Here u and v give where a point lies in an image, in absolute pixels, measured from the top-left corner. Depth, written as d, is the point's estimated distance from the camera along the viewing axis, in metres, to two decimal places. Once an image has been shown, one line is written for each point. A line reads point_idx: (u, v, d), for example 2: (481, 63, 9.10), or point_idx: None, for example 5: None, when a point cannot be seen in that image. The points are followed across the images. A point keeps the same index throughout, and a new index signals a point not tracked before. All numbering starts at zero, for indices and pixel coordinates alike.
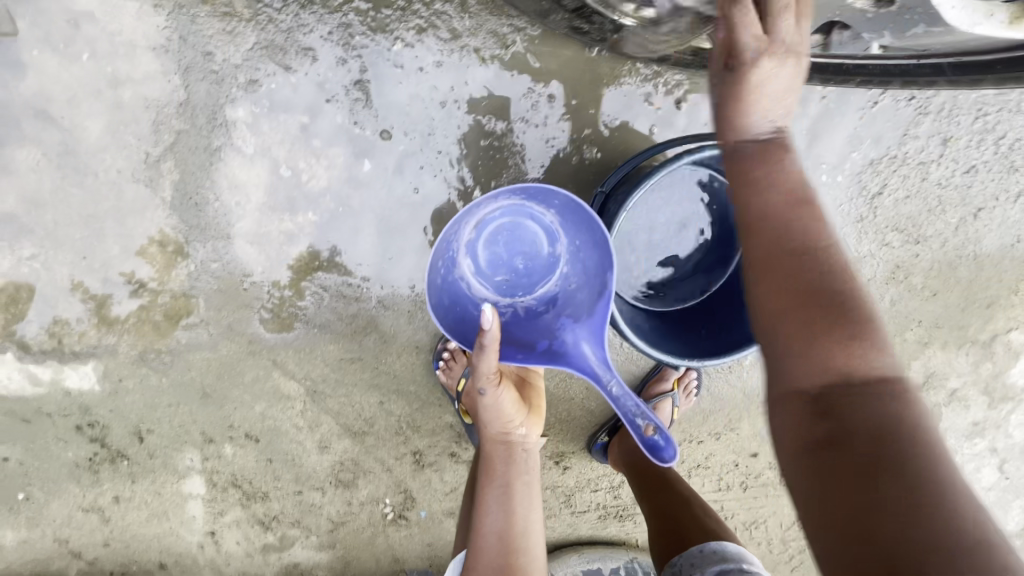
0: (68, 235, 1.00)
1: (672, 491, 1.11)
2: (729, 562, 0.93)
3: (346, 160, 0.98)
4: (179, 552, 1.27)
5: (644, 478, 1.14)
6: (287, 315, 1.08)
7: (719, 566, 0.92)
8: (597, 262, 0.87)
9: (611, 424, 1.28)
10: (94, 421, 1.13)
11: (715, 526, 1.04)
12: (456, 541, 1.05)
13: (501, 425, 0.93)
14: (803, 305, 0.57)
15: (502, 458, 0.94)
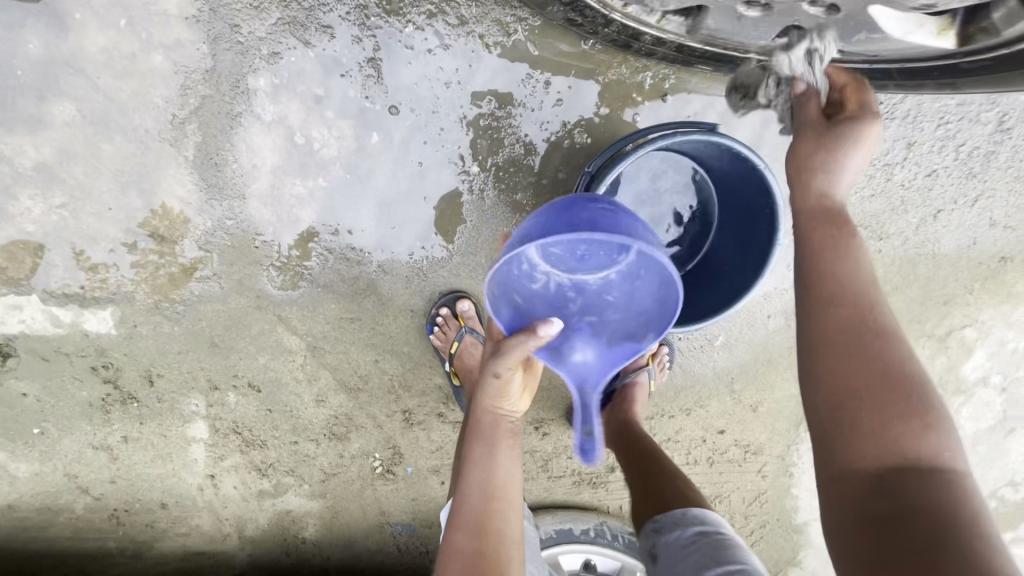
0: (96, 187, 1.08)
1: (658, 460, 1.16)
2: (709, 525, 0.99)
3: (356, 131, 1.07)
4: (180, 493, 1.36)
5: (632, 448, 1.21)
6: (294, 274, 1.17)
7: (699, 527, 0.99)
8: (644, 295, 0.80)
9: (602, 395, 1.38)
10: (109, 363, 1.21)
11: (695, 495, 1.09)
12: (449, 489, 1.13)
13: (495, 397, 0.99)
14: (852, 346, 0.63)
15: (488, 426, 0.99)
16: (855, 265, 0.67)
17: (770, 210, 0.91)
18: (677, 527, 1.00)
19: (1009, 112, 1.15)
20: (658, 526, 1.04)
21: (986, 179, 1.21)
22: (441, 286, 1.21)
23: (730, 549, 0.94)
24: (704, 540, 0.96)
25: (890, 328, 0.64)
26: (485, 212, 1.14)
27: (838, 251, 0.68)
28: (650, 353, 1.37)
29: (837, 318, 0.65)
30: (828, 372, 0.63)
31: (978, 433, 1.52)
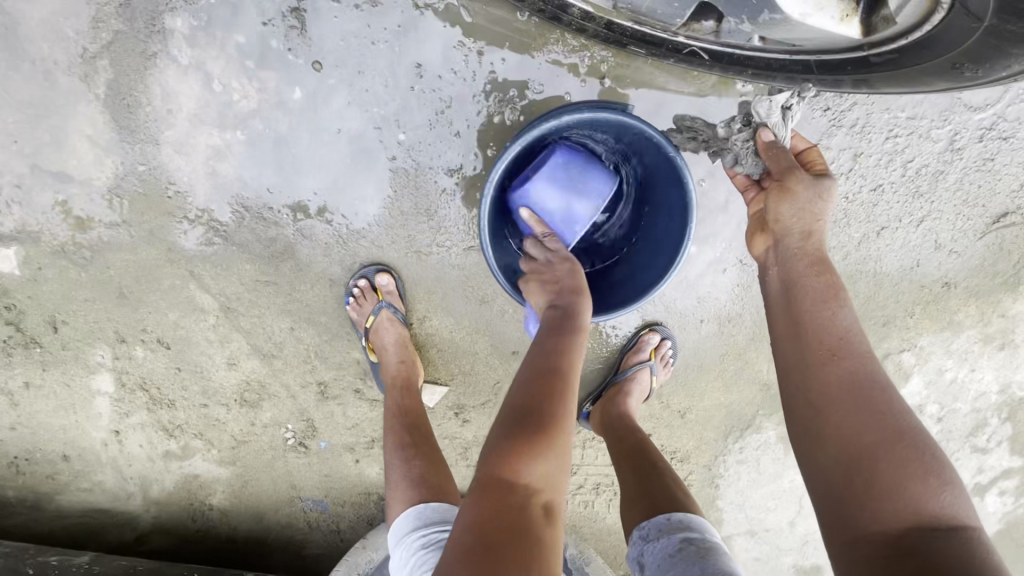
0: (1, 117, 1.03)
1: (653, 461, 1.07)
2: (697, 534, 0.87)
3: (277, 84, 1.02)
4: (83, 446, 1.32)
5: (633, 449, 1.11)
6: (207, 229, 1.12)
7: (685, 536, 0.87)
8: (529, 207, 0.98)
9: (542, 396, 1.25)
10: (12, 304, 1.17)
11: (686, 497, 0.98)
12: (390, 505, 1.00)
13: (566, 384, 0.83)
14: (858, 399, 0.71)
15: (572, 309, 0.90)
16: (846, 321, 0.78)
17: (684, 203, 0.90)
18: (660, 539, 0.89)
19: (960, 130, 1.11)
20: (644, 535, 0.92)
21: (932, 200, 1.17)
22: (362, 257, 1.16)
23: (720, 560, 0.82)
24: (689, 549, 0.85)
25: (881, 382, 0.73)
26: (409, 183, 1.10)
27: (822, 313, 0.79)
28: (636, 350, 1.28)
29: (834, 378, 0.74)
30: (828, 429, 0.71)
31: None
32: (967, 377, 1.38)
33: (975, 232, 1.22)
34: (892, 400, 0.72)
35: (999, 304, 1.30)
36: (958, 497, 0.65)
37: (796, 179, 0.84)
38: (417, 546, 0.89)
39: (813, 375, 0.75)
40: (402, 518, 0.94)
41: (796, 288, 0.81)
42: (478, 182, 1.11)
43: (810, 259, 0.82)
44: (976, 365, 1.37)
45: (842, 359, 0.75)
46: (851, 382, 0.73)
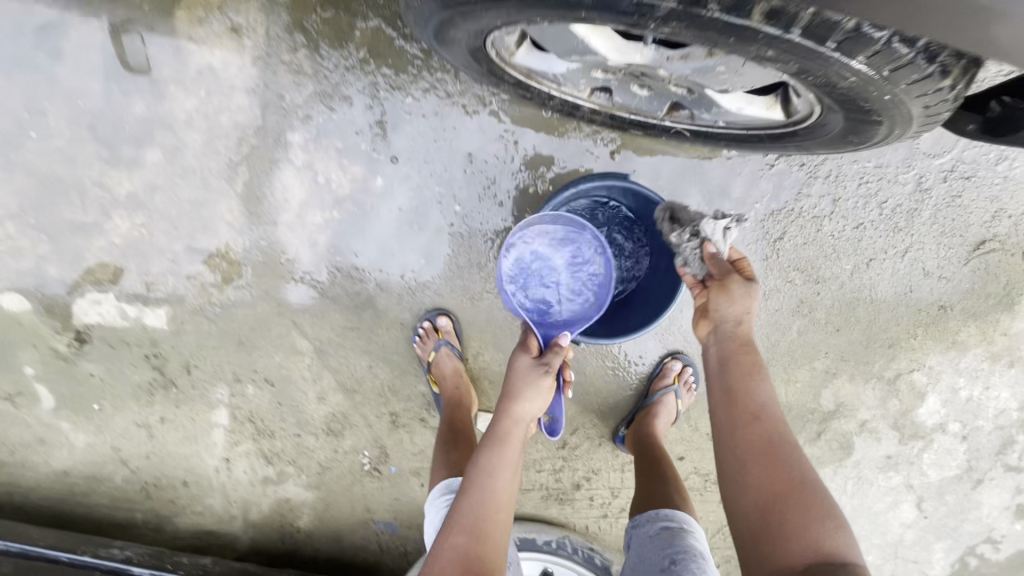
0: (167, 211, 1.40)
1: (659, 469, 1.31)
2: (675, 521, 1.12)
3: (365, 175, 1.35)
4: (200, 472, 1.59)
5: (643, 458, 1.36)
6: (309, 288, 1.43)
7: (664, 523, 1.12)
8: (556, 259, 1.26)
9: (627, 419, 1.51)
10: (159, 353, 1.50)
11: (680, 499, 1.22)
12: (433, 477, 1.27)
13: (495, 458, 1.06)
14: (767, 457, 0.92)
15: (511, 424, 1.09)
16: (761, 389, 0.99)
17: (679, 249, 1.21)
18: (646, 523, 1.14)
19: (925, 174, 1.31)
20: (635, 523, 1.17)
21: (912, 233, 1.35)
22: (427, 304, 1.44)
23: (689, 541, 1.07)
24: (666, 533, 1.10)
25: (785, 441, 0.93)
26: (464, 243, 1.39)
27: (746, 384, 0.99)
28: (660, 376, 1.47)
29: (753, 440, 0.94)
30: (750, 480, 0.91)
31: (944, 482, 1.55)
32: (982, 395, 1.48)
33: (960, 258, 1.37)
34: (797, 456, 0.92)
35: (999, 324, 1.42)
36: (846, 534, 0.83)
37: (732, 282, 1.06)
38: (445, 504, 1.17)
39: (739, 435, 0.96)
40: (438, 484, 1.22)
41: (727, 362, 1.02)
42: None
43: (738, 342, 1.03)
44: (989, 383, 1.47)
45: (756, 423, 0.96)
46: (769, 445, 0.93)
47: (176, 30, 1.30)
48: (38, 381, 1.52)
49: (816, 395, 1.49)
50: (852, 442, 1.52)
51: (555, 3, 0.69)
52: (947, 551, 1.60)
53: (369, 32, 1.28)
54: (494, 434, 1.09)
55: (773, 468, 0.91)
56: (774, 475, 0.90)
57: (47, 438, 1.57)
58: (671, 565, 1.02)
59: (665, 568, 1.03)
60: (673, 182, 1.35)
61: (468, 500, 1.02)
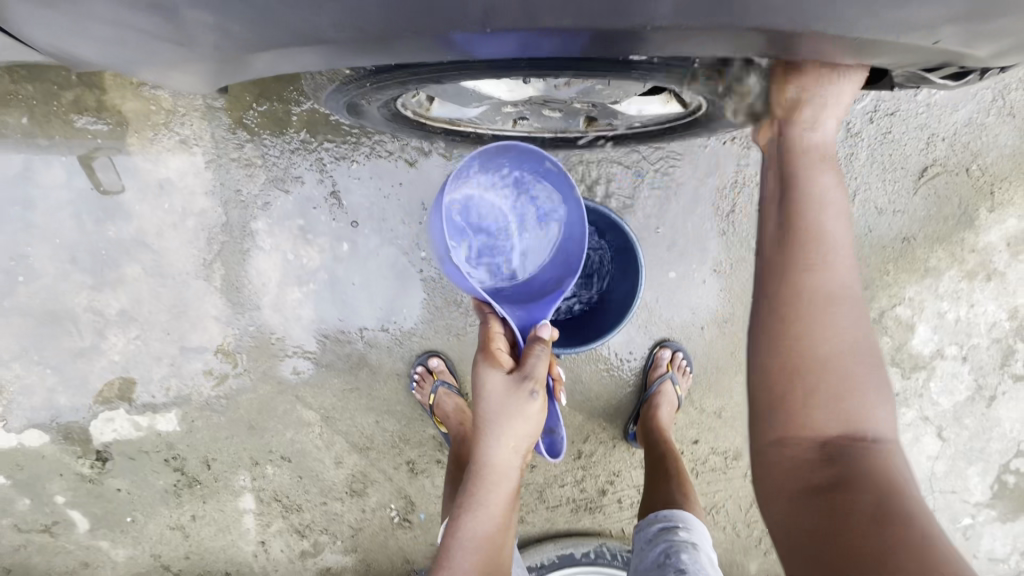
0: (157, 319, 1.47)
1: (662, 471, 1.33)
2: (673, 520, 1.16)
3: (332, 244, 1.43)
4: (239, 561, 1.62)
5: (647, 457, 1.38)
6: (303, 360, 1.49)
7: (661, 523, 1.17)
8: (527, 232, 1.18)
9: (633, 415, 1.54)
10: (177, 454, 1.56)
11: (682, 499, 1.24)
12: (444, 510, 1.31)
13: (498, 479, 1.07)
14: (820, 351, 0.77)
15: (507, 456, 1.05)
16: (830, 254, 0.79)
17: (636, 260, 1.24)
18: (646, 526, 1.19)
19: (849, 120, 1.37)
20: (640, 527, 1.22)
21: (854, 177, 1.40)
22: (416, 350, 1.49)
23: (683, 537, 1.12)
24: (662, 532, 1.15)
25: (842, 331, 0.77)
26: (437, 285, 1.46)
27: (817, 219, 0.79)
28: (654, 366, 1.50)
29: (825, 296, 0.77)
30: (796, 338, 0.77)
31: (958, 407, 1.55)
32: (970, 314, 1.49)
33: (908, 189, 1.41)
34: (851, 314, 0.78)
35: (966, 242, 1.45)
36: (885, 410, 0.77)
37: None
38: None
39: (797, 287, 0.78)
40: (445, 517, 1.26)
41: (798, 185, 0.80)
42: None
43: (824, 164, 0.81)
44: (973, 300, 1.48)
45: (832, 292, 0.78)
46: (826, 301, 0.77)
47: (131, 154, 1.39)
48: (70, 506, 1.58)
49: None
50: None
51: (418, 78, 0.77)
52: (982, 474, 1.59)
53: (305, 114, 1.37)
54: (481, 477, 1.07)
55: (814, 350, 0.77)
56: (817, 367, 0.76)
57: (89, 560, 1.62)
58: (666, 560, 1.07)
59: (660, 563, 1.08)
60: (619, 182, 1.41)
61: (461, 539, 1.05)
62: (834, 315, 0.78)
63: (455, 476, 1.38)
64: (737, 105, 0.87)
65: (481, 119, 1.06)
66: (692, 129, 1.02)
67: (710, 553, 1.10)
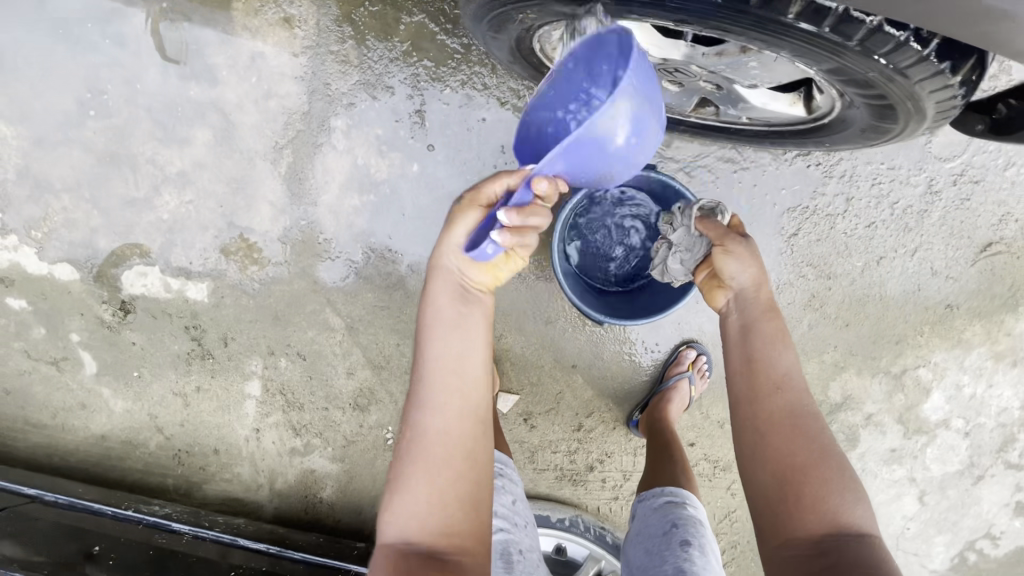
0: (214, 189, 1.48)
1: (669, 453, 1.37)
2: (679, 496, 1.20)
3: (402, 162, 1.43)
4: (231, 441, 1.67)
5: (653, 443, 1.42)
6: (344, 267, 1.51)
7: (669, 496, 1.20)
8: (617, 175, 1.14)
9: (642, 403, 1.57)
10: (198, 325, 1.58)
11: (685, 481, 1.28)
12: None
13: (464, 320, 0.86)
14: (789, 432, 0.89)
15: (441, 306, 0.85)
16: (788, 357, 0.95)
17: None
18: (651, 496, 1.21)
19: (934, 177, 1.38)
20: (642, 497, 1.25)
21: (922, 233, 1.41)
22: None
23: (690, 512, 1.16)
24: (670, 505, 1.18)
25: (807, 412, 0.91)
26: None
27: (769, 356, 0.95)
28: (675, 363, 1.53)
29: (787, 400, 0.91)
30: (770, 452, 0.89)
31: (946, 477, 1.60)
32: (986, 393, 1.53)
33: (967, 259, 1.43)
34: (820, 430, 0.89)
35: (1004, 324, 1.47)
36: (863, 509, 0.84)
37: (735, 243, 1.01)
38: None
39: (758, 416, 0.91)
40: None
41: (750, 332, 0.97)
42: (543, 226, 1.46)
43: (763, 310, 0.99)
44: (993, 381, 1.52)
45: (784, 392, 0.92)
46: (792, 425, 0.89)
47: (232, 19, 1.38)
48: (82, 347, 1.61)
49: (824, 386, 1.54)
50: (858, 434, 1.57)
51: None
52: (947, 544, 1.65)
53: (413, 26, 1.36)
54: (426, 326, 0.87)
55: (782, 439, 0.88)
56: (785, 445, 0.88)
57: (88, 403, 1.65)
58: (675, 531, 1.11)
59: (668, 532, 1.12)
60: (697, 176, 1.41)
61: (406, 463, 0.81)
62: (805, 425, 0.89)
63: None
64: (877, 114, 0.86)
65: None
66: (802, 135, 1.03)
67: (711, 530, 1.16)
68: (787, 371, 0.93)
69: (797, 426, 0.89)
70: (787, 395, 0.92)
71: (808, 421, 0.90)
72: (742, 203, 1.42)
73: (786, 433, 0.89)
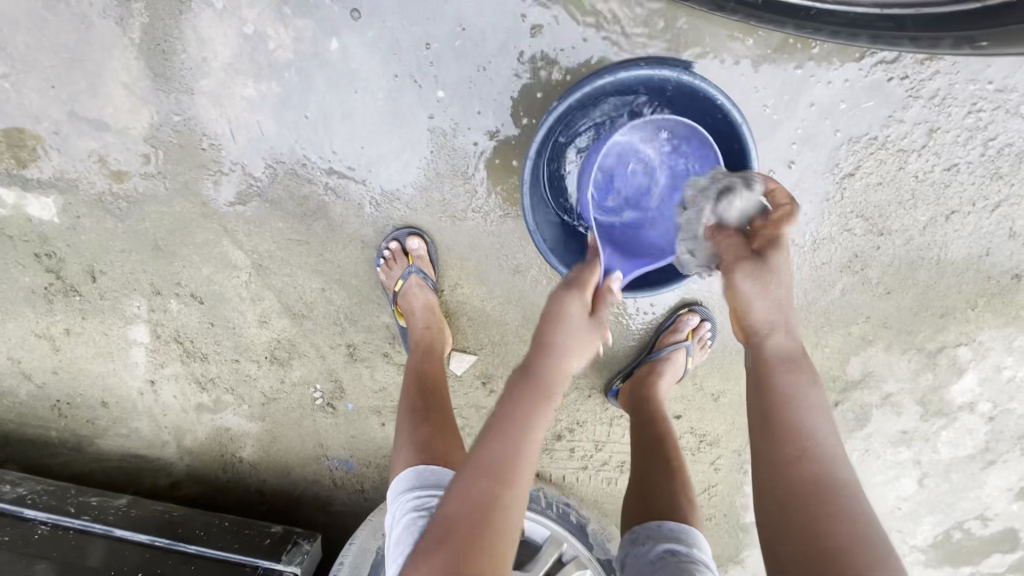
0: (39, 61, 1.02)
1: (664, 455, 1.06)
2: (684, 549, 0.85)
3: (314, 35, 0.99)
4: (120, 394, 1.35)
5: (644, 436, 1.11)
6: (242, 185, 1.10)
7: (669, 547, 0.85)
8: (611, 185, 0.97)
9: (626, 372, 1.30)
10: (52, 252, 1.18)
11: (686, 504, 0.97)
12: (394, 462, 0.96)
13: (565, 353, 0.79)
14: (814, 503, 0.65)
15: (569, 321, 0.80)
16: (816, 411, 0.72)
17: (743, 174, 0.89)
18: (647, 543, 0.88)
19: None
20: (633, 538, 0.91)
21: (1013, 183, 1.08)
22: (395, 220, 1.13)
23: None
24: (670, 560, 0.83)
25: (840, 486, 0.66)
26: (446, 145, 1.07)
27: (787, 410, 0.72)
28: (673, 330, 1.25)
29: (812, 465, 0.68)
30: (790, 526, 0.64)
31: (954, 461, 1.40)
32: None
33: None
34: (859, 509, 0.65)
35: None
36: None
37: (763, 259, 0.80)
38: (412, 509, 0.86)
39: (772, 477, 0.69)
40: (401, 476, 0.91)
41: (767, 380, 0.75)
42: (515, 145, 1.07)
43: (781, 359, 0.76)
44: None
45: (808, 453, 0.69)
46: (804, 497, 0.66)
47: None
48: None
49: (844, 362, 1.27)
50: (869, 414, 1.34)
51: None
52: (937, 524, 1.48)
53: None
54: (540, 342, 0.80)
55: (804, 510, 0.65)
56: (809, 518, 0.64)
57: None
58: None
59: None
60: (731, 84, 1.02)
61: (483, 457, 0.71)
62: (834, 498, 0.65)
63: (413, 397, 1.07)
64: None
65: None
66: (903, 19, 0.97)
67: None
68: (812, 428, 0.71)
69: (823, 497, 0.65)
70: (806, 454, 0.69)
71: (837, 492, 0.65)
72: (790, 126, 1.05)
73: (806, 503, 0.65)
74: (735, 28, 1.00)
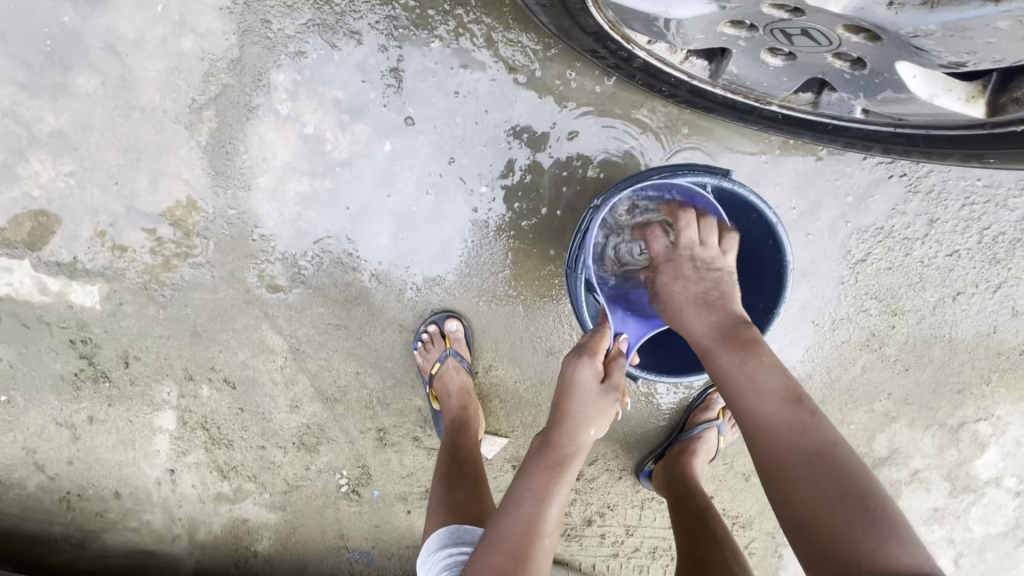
0: (106, 160, 1.09)
1: (707, 529, 1.05)
2: None
3: (369, 138, 1.08)
4: (136, 484, 1.30)
5: (684, 511, 1.12)
6: (287, 272, 1.15)
7: None
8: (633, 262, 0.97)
9: (657, 453, 1.31)
10: (88, 339, 1.19)
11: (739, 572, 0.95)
12: (427, 524, 1.00)
13: (580, 404, 0.88)
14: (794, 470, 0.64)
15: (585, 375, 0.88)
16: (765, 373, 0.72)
17: (782, 271, 0.95)
18: None
19: None
20: None
21: (1010, 267, 1.16)
22: (433, 304, 1.17)
23: None
24: None
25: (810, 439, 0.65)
26: (486, 234, 1.14)
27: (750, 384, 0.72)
28: (704, 408, 1.28)
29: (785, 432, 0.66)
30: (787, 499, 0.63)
31: (988, 539, 1.36)
32: None
33: None
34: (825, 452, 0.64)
35: None
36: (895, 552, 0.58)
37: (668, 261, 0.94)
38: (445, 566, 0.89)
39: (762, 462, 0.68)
40: (434, 534, 0.96)
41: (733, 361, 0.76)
42: (551, 235, 1.14)
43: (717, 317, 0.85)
44: None
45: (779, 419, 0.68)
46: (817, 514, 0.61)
47: None
48: None
49: (870, 438, 1.29)
50: (899, 492, 1.34)
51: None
52: None
53: None
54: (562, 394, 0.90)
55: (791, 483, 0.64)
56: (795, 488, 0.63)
57: None
58: None
59: None
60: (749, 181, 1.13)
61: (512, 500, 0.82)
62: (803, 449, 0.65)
63: (449, 472, 1.07)
64: None
65: (664, 32, 0.79)
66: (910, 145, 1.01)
67: None
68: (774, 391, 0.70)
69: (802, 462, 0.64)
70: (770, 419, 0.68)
71: (805, 442, 0.65)
72: (803, 217, 1.15)
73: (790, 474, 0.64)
74: (749, 133, 1.11)
